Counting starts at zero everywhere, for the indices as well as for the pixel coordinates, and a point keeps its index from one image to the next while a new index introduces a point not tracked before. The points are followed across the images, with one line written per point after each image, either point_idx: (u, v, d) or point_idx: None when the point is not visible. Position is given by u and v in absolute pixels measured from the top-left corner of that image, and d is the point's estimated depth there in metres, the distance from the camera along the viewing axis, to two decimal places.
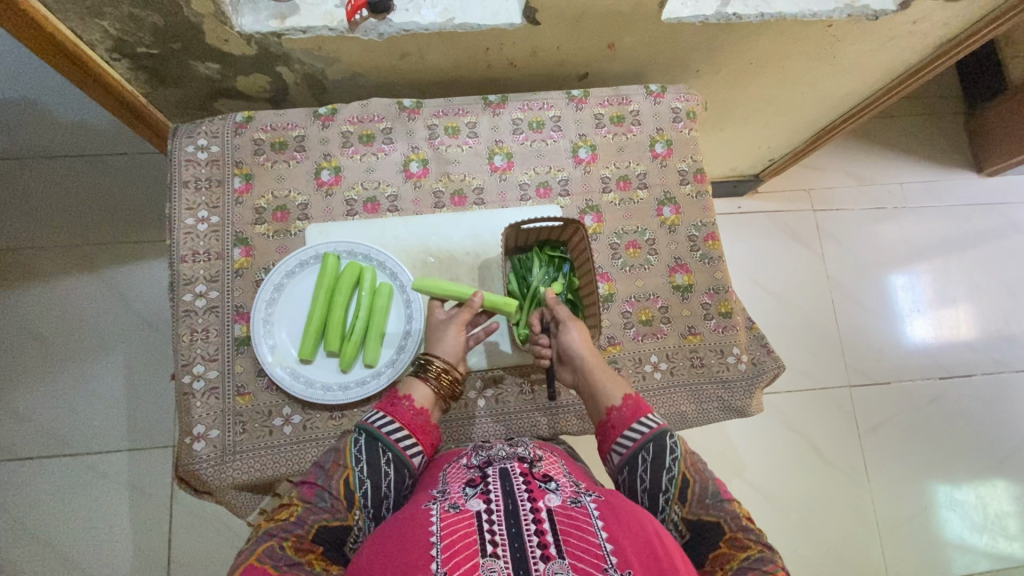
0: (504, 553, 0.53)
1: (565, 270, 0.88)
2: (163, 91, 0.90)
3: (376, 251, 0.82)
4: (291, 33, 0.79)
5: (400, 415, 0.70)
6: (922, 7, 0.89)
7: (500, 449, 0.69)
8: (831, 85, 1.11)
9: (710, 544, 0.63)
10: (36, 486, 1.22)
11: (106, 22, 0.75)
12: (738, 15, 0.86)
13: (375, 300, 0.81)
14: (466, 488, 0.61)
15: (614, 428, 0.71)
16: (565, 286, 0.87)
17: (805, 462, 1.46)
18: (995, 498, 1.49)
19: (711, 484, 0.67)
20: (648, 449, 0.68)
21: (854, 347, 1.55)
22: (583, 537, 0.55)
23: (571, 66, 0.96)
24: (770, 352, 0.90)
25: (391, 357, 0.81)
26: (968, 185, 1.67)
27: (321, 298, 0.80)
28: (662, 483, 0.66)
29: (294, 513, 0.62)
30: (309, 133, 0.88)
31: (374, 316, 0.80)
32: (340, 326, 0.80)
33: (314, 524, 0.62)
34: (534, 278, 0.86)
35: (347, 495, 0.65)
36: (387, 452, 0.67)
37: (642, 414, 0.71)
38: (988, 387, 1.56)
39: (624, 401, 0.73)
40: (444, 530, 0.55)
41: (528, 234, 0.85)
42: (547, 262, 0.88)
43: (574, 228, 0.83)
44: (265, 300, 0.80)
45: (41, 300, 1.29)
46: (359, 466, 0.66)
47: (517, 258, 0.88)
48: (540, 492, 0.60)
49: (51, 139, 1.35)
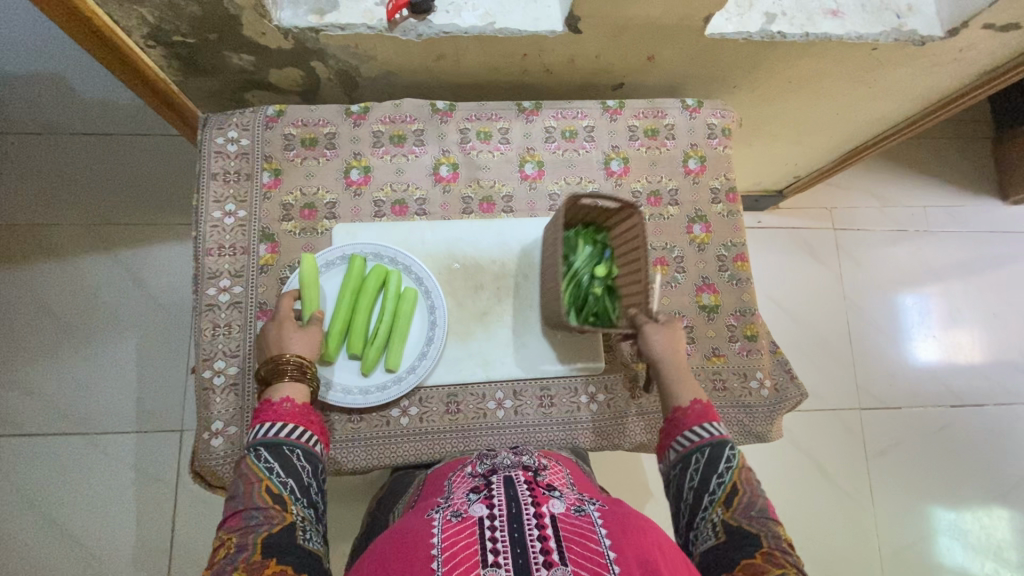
0: (506, 562, 0.52)
1: (607, 255, 0.82)
2: (195, 80, 0.89)
3: (403, 255, 0.82)
4: (330, 29, 0.78)
5: (284, 415, 0.68)
6: (970, 35, 0.87)
7: (505, 458, 0.68)
8: (865, 107, 1.09)
9: (747, 549, 0.61)
10: (43, 464, 1.23)
11: (145, 9, 0.74)
12: (782, 33, 0.84)
13: (400, 306, 0.80)
14: (470, 495, 0.61)
15: (677, 425, 0.72)
16: (607, 271, 0.81)
17: (811, 482, 1.45)
18: (999, 530, 1.47)
19: (760, 500, 0.66)
20: (704, 452, 0.69)
21: (867, 370, 1.54)
22: (585, 544, 0.54)
23: (607, 76, 0.94)
24: (793, 379, 0.89)
25: (413, 363, 0.80)
26: (992, 212, 1.64)
27: (346, 301, 0.78)
28: (710, 484, 0.67)
29: (232, 544, 0.59)
30: (340, 131, 0.87)
31: (398, 323, 0.80)
32: (363, 330, 0.79)
33: (257, 540, 0.59)
34: (578, 261, 0.81)
35: (277, 498, 0.62)
36: (293, 450, 0.66)
37: (707, 420, 0.72)
38: (999, 418, 1.54)
39: (692, 404, 0.73)
40: (445, 541, 0.54)
41: (580, 210, 0.79)
42: (591, 244, 0.82)
43: (627, 213, 0.77)
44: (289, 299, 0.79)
45: (56, 276, 1.29)
46: (274, 471, 0.64)
47: (562, 236, 0.82)
48: (544, 498, 0.59)
49: (74, 116, 1.34)
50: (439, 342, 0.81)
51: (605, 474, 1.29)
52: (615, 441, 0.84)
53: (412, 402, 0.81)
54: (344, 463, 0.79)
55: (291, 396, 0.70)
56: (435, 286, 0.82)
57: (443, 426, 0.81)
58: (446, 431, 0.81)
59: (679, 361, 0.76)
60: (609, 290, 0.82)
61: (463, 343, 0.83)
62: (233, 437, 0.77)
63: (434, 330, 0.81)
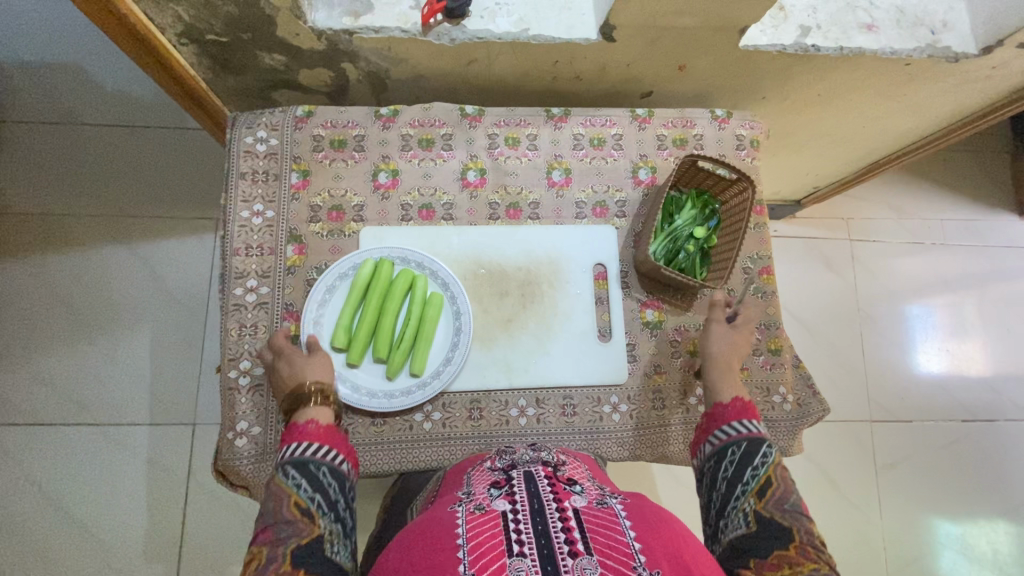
0: (531, 551, 0.49)
1: (711, 224, 0.88)
2: (225, 78, 0.89)
3: (430, 260, 0.83)
4: (364, 31, 0.77)
5: (308, 435, 0.68)
6: (1005, 54, 0.86)
7: (524, 454, 0.67)
8: (892, 121, 1.08)
9: (779, 541, 0.62)
10: (57, 453, 1.23)
11: (180, 8, 0.73)
12: (817, 47, 0.84)
13: (426, 312, 0.80)
14: (491, 489, 0.59)
15: (716, 419, 0.75)
16: (706, 236, 0.88)
17: (820, 495, 1.44)
18: (1006, 546, 1.47)
19: (793, 496, 0.66)
20: (740, 445, 0.71)
21: (880, 383, 1.53)
22: (610, 535, 0.52)
23: (636, 84, 0.94)
24: (817, 395, 0.89)
25: (437, 368, 0.81)
26: (1010, 227, 1.63)
27: (373, 305, 0.79)
28: (744, 475, 0.68)
29: (262, 557, 0.58)
30: (369, 133, 0.87)
31: (424, 328, 0.80)
32: (389, 334, 0.79)
33: (286, 552, 0.59)
34: (681, 218, 0.87)
35: (305, 513, 0.62)
36: (320, 467, 0.65)
37: (746, 416, 0.74)
38: (1009, 434, 1.54)
39: (732, 402, 0.76)
40: (470, 531, 0.52)
41: (696, 171, 0.88)
42: (699, 208, 0.89)
43: (742, 186, 0.86)
44: (317, 301, 0.79)
45: (73, 266, 1.29)
46: (301, 487, 0.63)
47: (674, 194, 0.89)
48: (566, 493, 0.57)
49: (93, 104, 1.34)
50: (463, 349, 0.81)
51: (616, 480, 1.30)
52: (637, 453, 0.84)
53: (436, 407, 0.81)
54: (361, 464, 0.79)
55: (315, 418, 0.70)
56: (461, 292, 0.82)
57: (466, 432, 0.81)
58: (468, 437, 0.81)
59: (729, 362, 0.81)
60: (702, 254, 0.89)
61: (487, 349, 0.83)
62: (257, 437, 0.77)
63: (459, 336, 0.82)
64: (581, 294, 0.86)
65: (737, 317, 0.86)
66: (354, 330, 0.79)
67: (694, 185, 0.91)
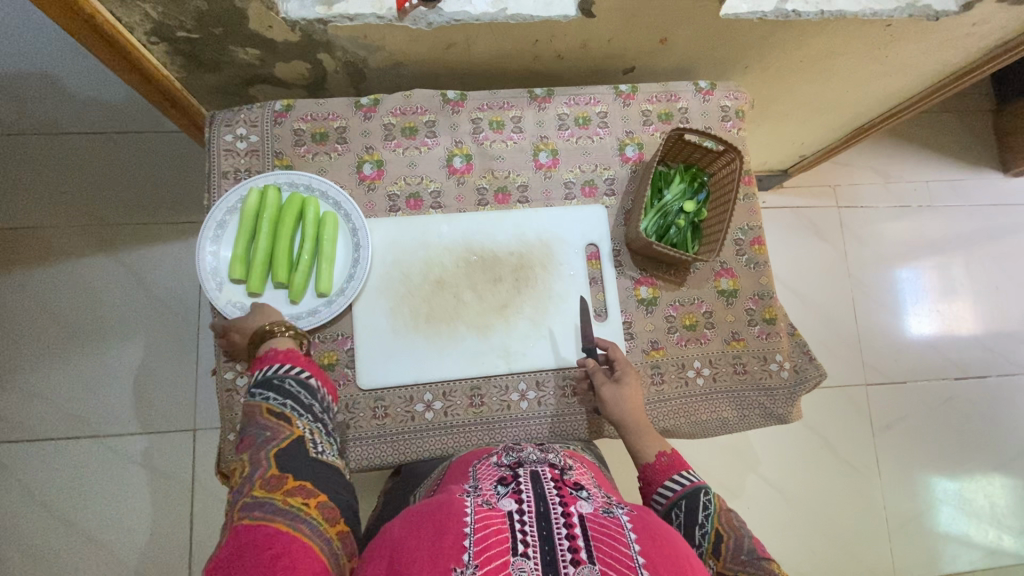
0: (534, 554, 0.49)
1: (700, 197, 0.87)
2: (199, 76, 0.87)
3: (318, 181, 0.82)
4: (339, 20, 0.76)
5: (274, 357, 0.69)
6: (985, 9, 0.85)
7: (531, 453, 0.65)
8: (874, 84, 1.08)
9: None
10: (56, 467, 1.22)
11: (147, 6, 0.71)
12: (797, 12, 0.83)
13: (321, 231, 0.79)
14: (498, 485, 0.57)
15: (648, 485, 0.71)
16: (696, 210, 0.87)
17: (820, 460, 1.46)
18: (1002, 498, 1.51)
19: (748, 542, 0.64)
20: (681, 505, 0.67)
21: (873, 347, 1.54)
22: (614, 546, 0.50)
23: (619, 59, 0.92)
24: (813, 360, 0.89)
25: (342, 284, 0.81)
26: (991, 184, 1.64)
27: (264, 232, 0.78)
28: (695, 538, 0.65)
29: (246, 463, 0.59)
30: (351, 124, 0.85)
31: (321, 247, 0.79)
32: (287, 258, 0.78)
33: (269, 456, 0.59)
34: (670, 193, 0.86)
35: (281, 417, 0.63)
36: (284, 380, 0.67)
37: (678, 470, 0.71)
38: (1002, 389, 1.56)
39: (658, 458, 0.72)
40: (477, 523, 0.50)
41: (684, 144, 0.86)
42: (688, 181, 0.88)
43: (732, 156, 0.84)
44: (210, 238, 0.79)
45: (57, 279, 1.27)
46: (271, 397, 0.65)
47: (661, 170, 0.89)
48: (572, 498, 0.55)
49: (64, 113, 1.30)
50: (366, 262, 0.81)
51: (616, 462, 1.31)
52: None
53: (436, 396, 0.81)
54: (369, 457, 0.79)
55: (278, 347, 0.71)
56: (354, 209, 0.82)
57: (468, 419, 0.81)
58: (471, 424, 0.81)
59: (638, 420, 0.76)
60: (693, 229, 0.88)
61: (485, 335, 0.83)
62: None
63: (359, 252, 0.81)
64: (576, 274, 0.86)
65: (615, 365, 0.80)
66: (250, 259, 0.78)
67: (682, 161, 0.90)
